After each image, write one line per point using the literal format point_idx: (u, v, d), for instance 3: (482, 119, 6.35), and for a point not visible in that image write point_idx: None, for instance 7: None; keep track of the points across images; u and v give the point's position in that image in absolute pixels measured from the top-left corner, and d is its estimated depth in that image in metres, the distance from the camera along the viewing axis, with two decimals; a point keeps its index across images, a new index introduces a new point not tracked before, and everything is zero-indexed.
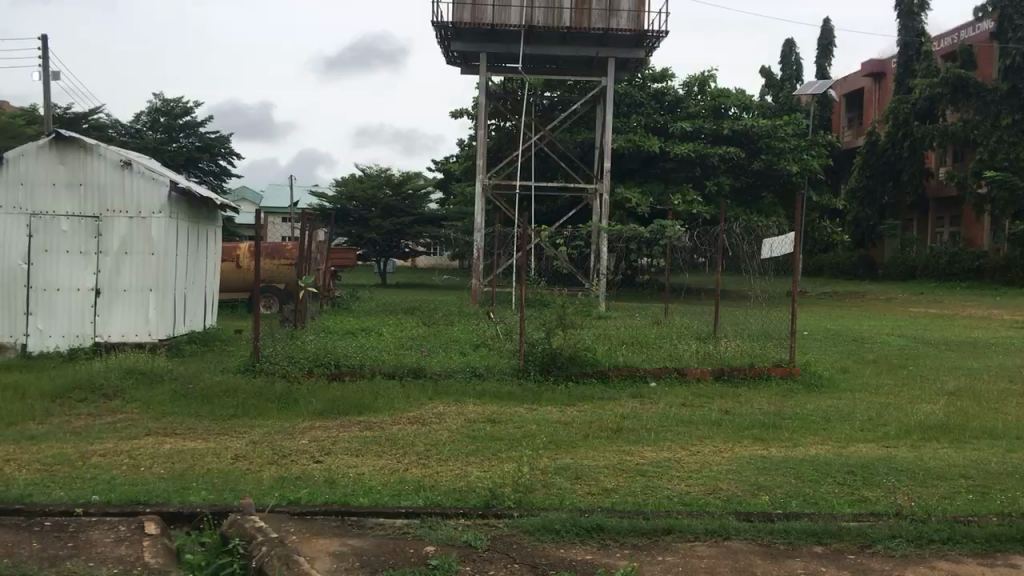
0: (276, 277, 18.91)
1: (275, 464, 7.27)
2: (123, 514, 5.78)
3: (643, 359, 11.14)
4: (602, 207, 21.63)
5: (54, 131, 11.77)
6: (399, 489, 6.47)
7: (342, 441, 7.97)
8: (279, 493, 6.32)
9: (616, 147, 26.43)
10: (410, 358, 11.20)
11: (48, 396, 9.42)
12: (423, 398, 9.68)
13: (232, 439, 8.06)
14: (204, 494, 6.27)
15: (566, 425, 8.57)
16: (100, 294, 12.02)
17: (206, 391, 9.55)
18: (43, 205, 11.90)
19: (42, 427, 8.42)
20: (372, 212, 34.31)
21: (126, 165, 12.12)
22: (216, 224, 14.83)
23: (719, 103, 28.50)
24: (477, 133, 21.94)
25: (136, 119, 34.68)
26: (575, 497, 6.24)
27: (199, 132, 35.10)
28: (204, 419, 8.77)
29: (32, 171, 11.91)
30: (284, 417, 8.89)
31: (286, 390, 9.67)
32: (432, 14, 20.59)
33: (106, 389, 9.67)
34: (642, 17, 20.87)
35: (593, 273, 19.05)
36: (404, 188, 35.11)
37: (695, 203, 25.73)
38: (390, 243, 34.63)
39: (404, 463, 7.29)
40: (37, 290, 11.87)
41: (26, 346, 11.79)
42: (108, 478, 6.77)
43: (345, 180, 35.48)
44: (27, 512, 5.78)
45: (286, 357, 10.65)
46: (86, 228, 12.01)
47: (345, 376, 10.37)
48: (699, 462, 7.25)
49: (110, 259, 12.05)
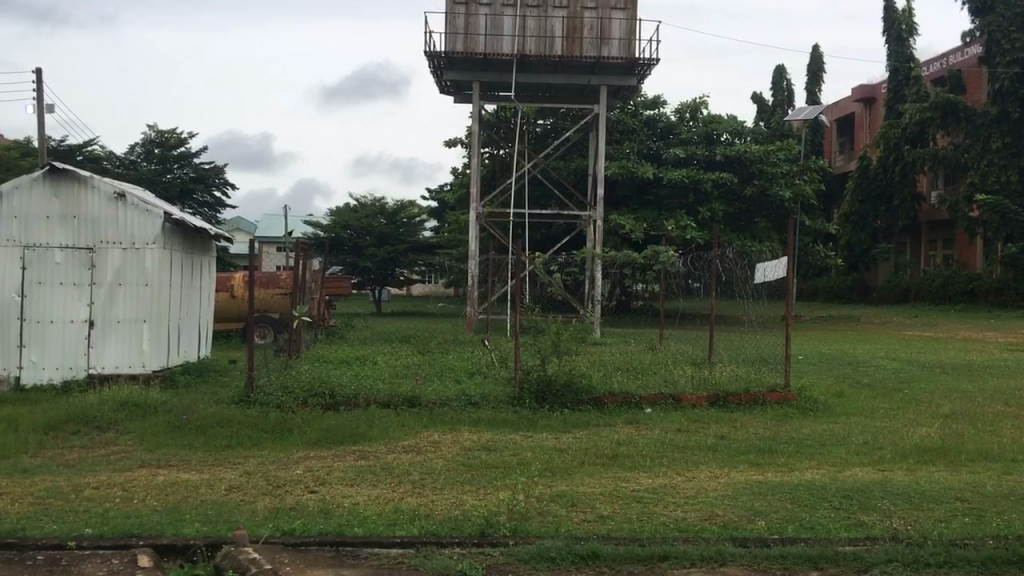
0: (270, 306, 18.90)
1: (269, 495, 7.23)
2: (116, 546, 5.75)
3: (638, 384, 11.13)
4: (597, 233, 21.66)
5: (49, 164, 11.79)
6: (394, 519, 6.43)
7: (337, 470, 7.96)
8: (272, 523, 6.28)
9: (610, 175, 26.58)
10: (405, 387, 11.17)
11: (40, 429, 9.35)
12: (419, 426, 9.67)
13: (226, 470, 8.02)
14: (198, 526, 6.23)
15: (562, 451, 8.56)
16: (94, 326, 12.00)
17: (200, 423, 9.49)
18: (37, 238, 11.88)
19: (34, 460, 8.38)
20: (366, 241, 34.39)
21: (120, 197, 12.14)
22: (210, 255, 14.86)
23: (712, 129, 28.70)
24: (470, 160, 21.65)
25: (130, 150, 34.65)
26: (572, 524, 6.22)
27: (194, 163, 35.11)
28: (199, 451, 8.73)
29: (26, 204, 11.90)
30: (279, 447, 8.85)
31: (281, 420, 9.63)
32: (425, 44, 20.70)
33: (101, 421, 9.61)
34: (632, 44, 21.19)
35: (587, 300, 19.03)
36: (399, 217, 35.23)
37: (689, 228, 25.80)
38: (385, 271, 34.71)
39: (399, 492, 7.26)
40: (31, 323, 11.83)
41: (19, 378, 11.73)
42: (102, 510, 6.74)
43: (340, 209, 35.57)
44: (19, 546, 5.74)
45: (280, 388, 10.60)
46: (80, 261, 12.00)
47: (340, 405, 10.35)
48: (695, 487, 7.24)
49: (105, 291, 12.03)
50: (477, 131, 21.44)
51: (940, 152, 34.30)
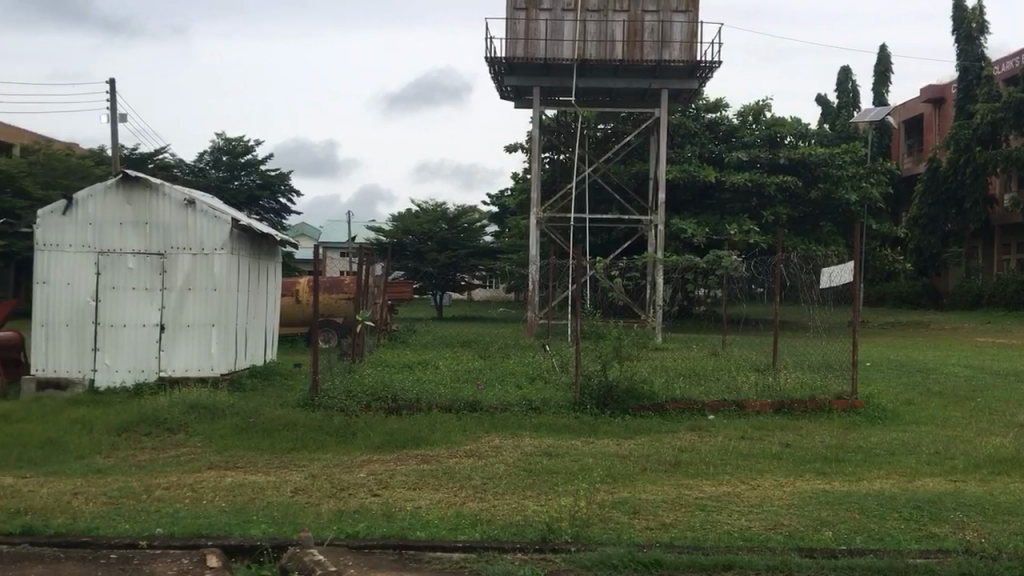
0: (334, 311, 19.15)
1: (333, 498, 7.32)
2: (186, 546, 5.88)
3: (700, 391, 11.01)
4: (658, 237, 21.47)
5: (121, 172, 12.15)
6: (455, 523, 6.46)
7: (399, 474, 8.02)
8: (336, 526, 6.37)
9: (671, 179, 26.38)
10: (466, 392, 11.22)
11: (113, 430, 9.63)
12: (479, 431, 9.71)
13: (291, 472, 8.16)
14: (265, 527, 6.35)
15: (623, 458, 8.51)
16: (164, 330, 12.30)
17: (266, 425, 9.67)
18: (111, 244, 12.25)
19: (107, 460, 8.63)
20: (428, 246, 34.67)
21: (190, 204, 12.42)
22: (276, 261, 15.12)
23: (775, 131, 28.26)
24: (531, 166, 21.68)
25: (199, 158, 35.48)
26: (634, 531, 6.18)
27: (260, 171, 35.80)
28: (265, 453, 8.89)
29: (100, 211, 12.29)
30: (343, 451, 8.98)
31: (344, 424, 9.76)
32: (486, 50, 20.77)
33: (170, 423, 9.86)
34: (694, 47, 21.01)
35: (649, 304, 18.88)
36: (459, 222, 35.45)
37: (752, 232, 25.47)
38: (446, 276, 34.96)
39: (461, 497, 7.29)
40: (104, 326, 12.20)
41: (93, 380, 12.13)
42: (172, 510, 6.91)
43: (402, 215, 35.94)
44: (93, 545, 5.91)
45: (344, 391, 10.73)
46: (152, 266, 12.32)
47: (403, 409, 10.44)
48: (760, 496, 7.13)
49: (175, 296, 12.33)
50: (537, 136, 21.43)
51: (1014, 153, 33.28)
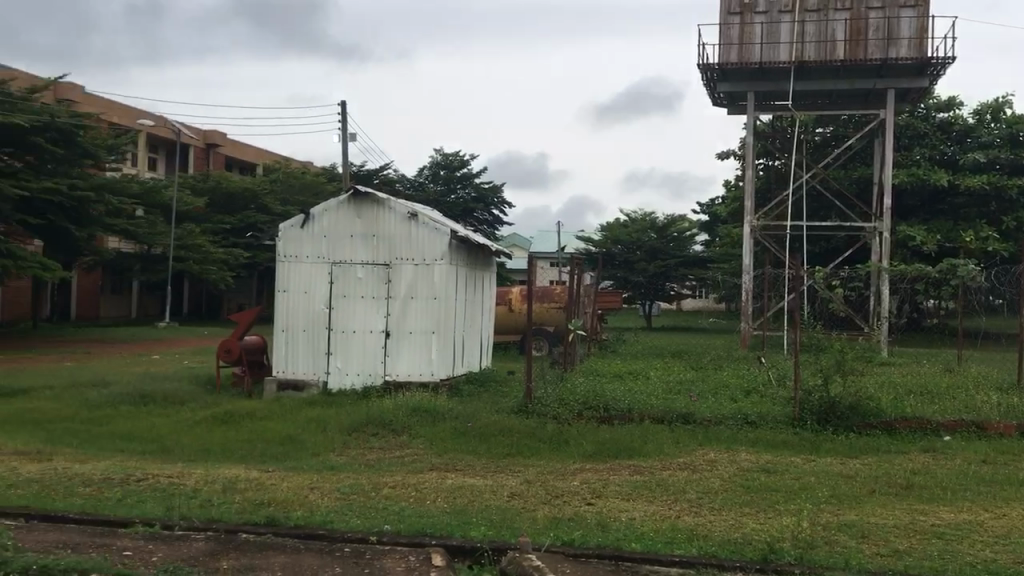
0: (546, 320, 19.47)
1: (548, 505, 7.43)
2: (412, 544, 6.16)
3: (935, 409, 10.27)
4: (883, 245, 20.26)
5: (352, 188, 12.94)
6: (672, 537, 6.38)
7: (613, 484, 8.02)
8: (553, 532, 6.46)
9: (897, 183, 24.85)
10: (679, 403, 11.06)
11: (344, 430, 10.26)
12: (693, 444, 9.53)
13: (508, 477, 8.35)
14: (484, 530, 6.54)
15: (848, 478, 8.08)
16: (389, 336, 12.96)
17: (483, 430, 9.97)
18: (342, 255, 13.07)
19: (340, 458, 9.21)
20: (637, 256, 34.60)
21: (413, 217, 13.02)
22: (491, 271, 15.56)
23: (1018, 129, 25.95)
24: (744, 173, 21.09)
25: (419, 173, 37.20)
26: (862, 556, 5.85)
27: (475, 184, 37.05)
28: (482, 457, 9.17)
29: (333, 224, 13.15)
30: (557, 458, 9.09)
31: (558, 431, 9.88)
32: (698, 57, 20.46)
33: (395, 424, 10.37)
34: (924, 43, 19.74)
35: (873, 316, 17.86)
36: (669, 231, 35.07)
37: (992, 239, 23.59)
38: (655, 286, 34.69)
39: (677, 510, 7.19)
40: (337, 332, 13.03)
41: (326, 382, 12.98)
42: (398, 508, 7.26)
43: (611, 225, 36.07)
44: (330, 538, 6.31)
45: (557, 399, 10.86)
46: (378, 276, 13.03)
47: (615, 419, 10.43)
48: (1006, 527, 6.54)
49: (398, 304, 12.97)
50: (752, 142, 20.83)
51: None
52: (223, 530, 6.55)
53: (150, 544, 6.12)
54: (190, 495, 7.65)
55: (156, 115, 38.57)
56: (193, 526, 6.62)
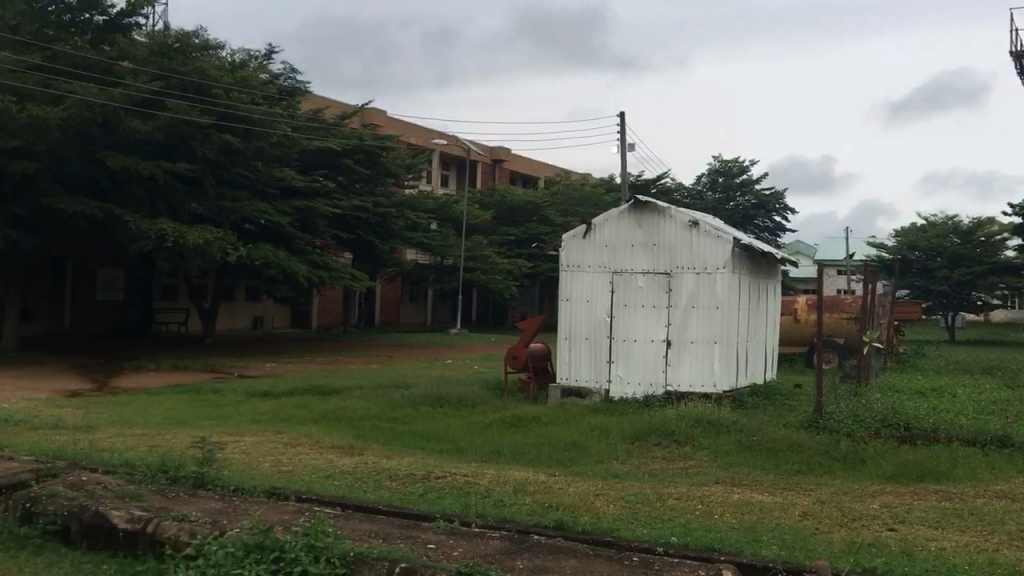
0: (836, 331, 18.59)
1: (844, 527, 7.00)
2: (701, 559, 6.03)
3: None
4: None
5: (633, 197, 13.01)
6: (991, 572, 5.78)
7: (917, 509, 7.42)
8: (852, 558, 6.07)
9: None
10: (994, 425, 10.04)
11: (628, 438, 10.31)
12: (1013, 470, 8.62)
13: (799, 496, 7.98)
14: (776, 550, 6.28)
15: None
16: (670, 345, 12.86)
17: (770, 444, 9.62)
18: (623, 264, 13.18)
19: (623, 466, 9.26)
20: (937, 263, 32.13)
21: (694, 225, 12.84)
22: (775, 280, 15.01)
23: None
24: None
25: (697, 182, 37.45)
26: None
27: (754, 190, 36.62)
28: (771, 473, 8.84)
29: (614, 234, 13.29)
30: (853, 479, 8.58)
31: (852, 449, 9.32)
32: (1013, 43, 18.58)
33: (679, 434, 10.26)
34: None
35: None
36: (975, 236, 32.16)
37: None
38: (959, 295, 31.88)
39: (995, 542, 6.52)
40: (618, 340, 13.15)
41: (609, 390, 13.14)
42: (685, 521, 7.16)
43: (907, 230, 33.76)
44: (618, 546, 6.33)
45: (850, 416, 10.23)
46: (659, 285, 12.97)
47: (917, 439, 9.66)
48: None
49: (680, 313, 12.83)
50: None
51: None
52: (515, 531, 6.79)
53: (451, 540, 6.45)
54: (483, 494, 8.01)
55: (448, 134, 41.16)
56: (488, 525, 6.92)
